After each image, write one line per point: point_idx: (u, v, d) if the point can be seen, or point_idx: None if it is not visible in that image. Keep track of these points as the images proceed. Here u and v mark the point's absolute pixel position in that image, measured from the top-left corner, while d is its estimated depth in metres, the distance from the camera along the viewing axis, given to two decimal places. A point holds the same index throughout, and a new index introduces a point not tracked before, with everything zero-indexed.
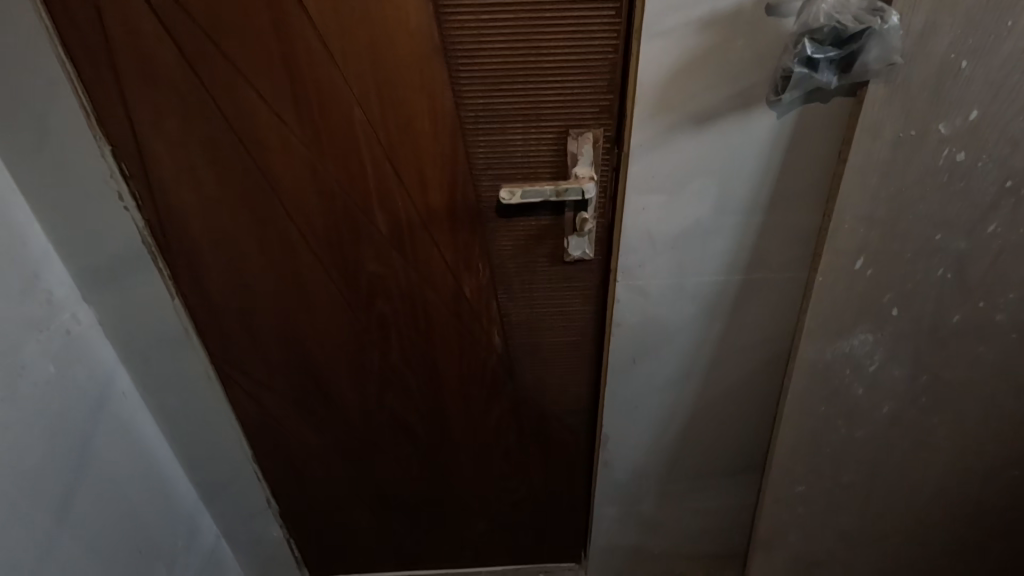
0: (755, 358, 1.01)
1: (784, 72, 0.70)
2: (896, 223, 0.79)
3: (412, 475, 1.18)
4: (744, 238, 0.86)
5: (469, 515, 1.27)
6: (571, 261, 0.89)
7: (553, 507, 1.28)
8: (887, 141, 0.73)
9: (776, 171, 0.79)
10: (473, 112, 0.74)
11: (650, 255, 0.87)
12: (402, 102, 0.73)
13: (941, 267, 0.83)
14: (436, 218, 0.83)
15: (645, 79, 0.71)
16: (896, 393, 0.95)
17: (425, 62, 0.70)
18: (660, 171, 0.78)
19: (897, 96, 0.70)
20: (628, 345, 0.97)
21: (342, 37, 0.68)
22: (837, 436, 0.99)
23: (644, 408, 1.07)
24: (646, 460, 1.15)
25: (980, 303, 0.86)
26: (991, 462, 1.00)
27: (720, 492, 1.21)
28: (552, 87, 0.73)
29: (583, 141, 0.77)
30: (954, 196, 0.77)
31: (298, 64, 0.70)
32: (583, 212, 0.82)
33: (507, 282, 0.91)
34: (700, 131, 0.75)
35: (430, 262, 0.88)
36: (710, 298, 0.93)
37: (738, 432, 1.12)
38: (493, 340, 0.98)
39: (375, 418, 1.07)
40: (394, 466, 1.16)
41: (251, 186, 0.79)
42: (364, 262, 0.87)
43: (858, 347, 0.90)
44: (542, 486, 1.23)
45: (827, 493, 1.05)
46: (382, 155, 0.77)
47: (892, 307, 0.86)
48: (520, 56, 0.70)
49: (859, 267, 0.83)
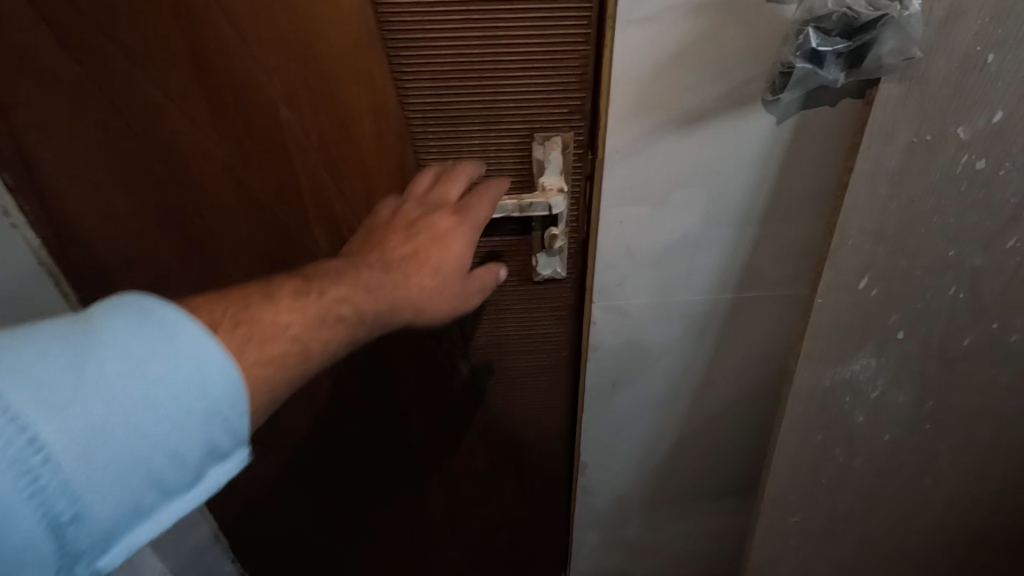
0: (746, 379, 0.93)
1: (783, 67, 0.60)
2: (906, 238, 0.70)
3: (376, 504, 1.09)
4: (737, 253, 0.76)
5: (440, 543, 1.19)
6: (541, 280, 0.79)
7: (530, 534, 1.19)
8: (899, 147, 0.64)
9: (772, 179, 0.70)
10: (421, 114, 0.63)
11: (629, 272, 0.77)
12: (336, 103, 0.62)
13: (952, 285, 0.74)
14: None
15: (621, 76, 0.61)
16: (900, 420, 0.86)
17: (359, 53, 0.59)
18: (640, 180, 0.69)
19: (913, 95, 0.60)
20: (607, 368, 0.89)
21: (257, 24, 0.57)
22: (834, 464, 0.91)
23: (625, 432, 0.99)
24: (628, 484, 1.07)
25: (994, 322, 0.78)
26: (998, 488, 0.92)
27: (708, 515, 1.14)
28: (513, 84, 0.62)
29: (551, 146, 0.66)
30: (971, 208, 0.68)
31: (208, 55, 0.59)
32: (552, 228, 0.71)
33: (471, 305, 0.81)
34: (686, 135, 0.65)
35: None
36: (697, 319, 0.84)
37: (728, 454, 1.04)
38: (457, 364, 0.89)
39: (333, 442, 0.99)
40: (355, 494, 1.08)
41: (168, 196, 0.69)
42: None
43: (860, 373, 0.82)
44: (519, 514, 1.15)
45: (823, 522, 0.97)
46: (318, 163, 0.67)
47: (898, 329, 0.78)
48: (473, 48, 0.59)
49: (863, 286, 0.74)
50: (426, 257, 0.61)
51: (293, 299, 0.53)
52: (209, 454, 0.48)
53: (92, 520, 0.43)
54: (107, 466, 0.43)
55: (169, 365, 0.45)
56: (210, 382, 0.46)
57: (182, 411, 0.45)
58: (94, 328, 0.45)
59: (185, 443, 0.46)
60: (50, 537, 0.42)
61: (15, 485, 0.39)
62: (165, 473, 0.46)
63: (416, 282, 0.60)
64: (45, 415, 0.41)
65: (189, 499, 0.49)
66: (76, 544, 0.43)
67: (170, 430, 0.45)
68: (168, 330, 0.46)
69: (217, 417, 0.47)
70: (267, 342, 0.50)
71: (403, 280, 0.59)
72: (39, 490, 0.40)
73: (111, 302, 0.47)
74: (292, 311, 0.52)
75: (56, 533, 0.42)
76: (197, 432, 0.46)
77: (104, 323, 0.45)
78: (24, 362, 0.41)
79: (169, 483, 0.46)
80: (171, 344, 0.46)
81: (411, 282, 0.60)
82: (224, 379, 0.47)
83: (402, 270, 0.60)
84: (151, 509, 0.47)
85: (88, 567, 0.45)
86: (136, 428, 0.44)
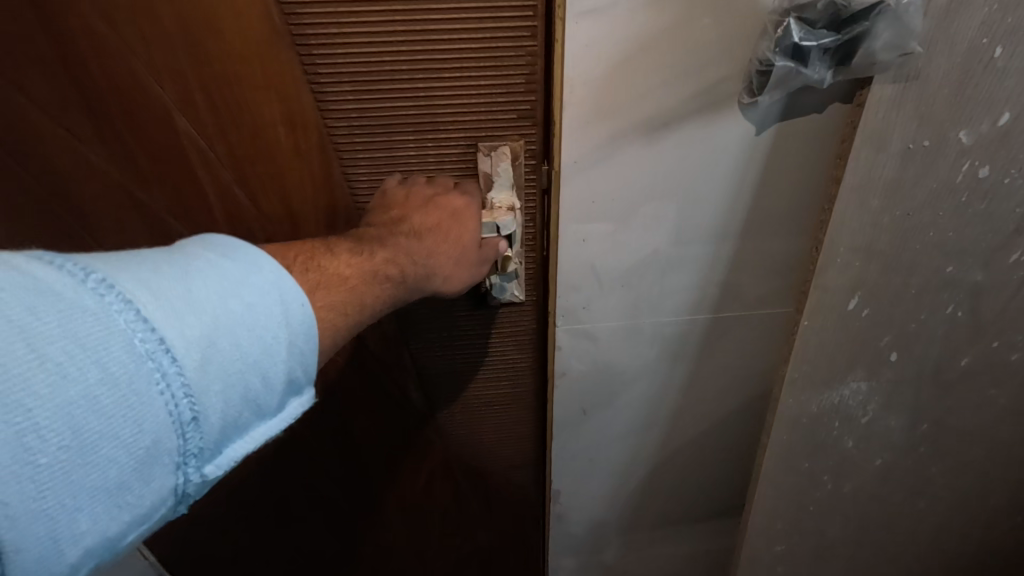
0: (727, 401, 0.86)
1: (763, 65, 0.52)
2: (900, 253, 0.62)
3: (329, 541, 1.02)
4: (712, 273, 0.69)
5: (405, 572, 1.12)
6: (497, 304, 0.70)
7: (498, 559, 1.13)
8: (894, 154, 0.56)
9: (750, 193, 0.62)
10: (347, 122, 0.56)
11: (595, 293, 0.69)
12: (243, 112, 0.54)
13: (950, 304, 0.67)
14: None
15: (575, 76, 0.52)
16: (892, 444, 0.80)
17: (264, 54, 0.51)
18: (601, 193, 0.60)
19: (909, 97, 0.53)
20: (576, 396, 0.82)
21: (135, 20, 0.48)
22: (822, 491, 0.84)
23: (599, 458, 0.91)
24: (603, 510, 1.00)
25: (994, 341, 0.71)
26: (992, 511, 0.87)
27: (689, 539, 1.07)
28: (448, 89, 0.54)
29: (499, 157, 0.59)
30: (972, 220, 0.61)
31: (79, 57, 0.50)
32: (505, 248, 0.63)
33: (422, 334, 0.74)
34: (651, 142, 0.57)
35: None
36: (671, 341, 0.76)
37: (708, 477, 0.97)
38: (410, 394, 0.83)
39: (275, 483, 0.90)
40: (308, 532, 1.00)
41: (62, 215, 0.63)
42: None
43: (850, 398, 0.75)
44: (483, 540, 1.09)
45: (810, 550, 0.90)
46: (230, 181, 0.60)
47: (890, 351, 0.71)
48: (400, 45, 0.51)
49: (853, 308, 0.66)
50: (448, 231, 0.56)
51: (350, 256, 0.49)
52: (294, 379, 0.42)
53: (210, 422, 0.37)
54: (222, 370, 0.37)
55: (263, 284, 0.40)
56: (295, 310, 0.41)
57: (277, 326, 0.40)
58: (189, 255, 0.40)
59: (277, 362, 0.40)
60: (170, 437, 0.35)
61: (143, 377, 0.33)
62: (259, 392, 0.40)
63: (443, 253, 0.55)
64: (163, 315, 0.35)
65: (275, 423, 0.42)
66: (190, 447, 0.36)
67: (265, 345, 0.39)
68: (255, 259, 0.42)
69: (303, 341, 0.42)
70: (330, 290, 0.45)
71: (429, 250, 0.54)
72: (168, 384, 0.34)
73: (195, 237, 0.43)
74: (349, 265, 0.48)
75: (179, 430, 0.35)
76: (286, 353, 0.41)
77: (197, 249, 0.41)
78: (140, 267, 0.37)
79: (264, 399, 0.40)
80: (263, 266, 0.41)
81: (438, 252, 0.55)
82: (305, 310, 0.42)
83: (430, 239, 0.54)
84: (249, 423, 0.40)
85: (196, 475, 0.37)
86: (238, 342, 0.38)
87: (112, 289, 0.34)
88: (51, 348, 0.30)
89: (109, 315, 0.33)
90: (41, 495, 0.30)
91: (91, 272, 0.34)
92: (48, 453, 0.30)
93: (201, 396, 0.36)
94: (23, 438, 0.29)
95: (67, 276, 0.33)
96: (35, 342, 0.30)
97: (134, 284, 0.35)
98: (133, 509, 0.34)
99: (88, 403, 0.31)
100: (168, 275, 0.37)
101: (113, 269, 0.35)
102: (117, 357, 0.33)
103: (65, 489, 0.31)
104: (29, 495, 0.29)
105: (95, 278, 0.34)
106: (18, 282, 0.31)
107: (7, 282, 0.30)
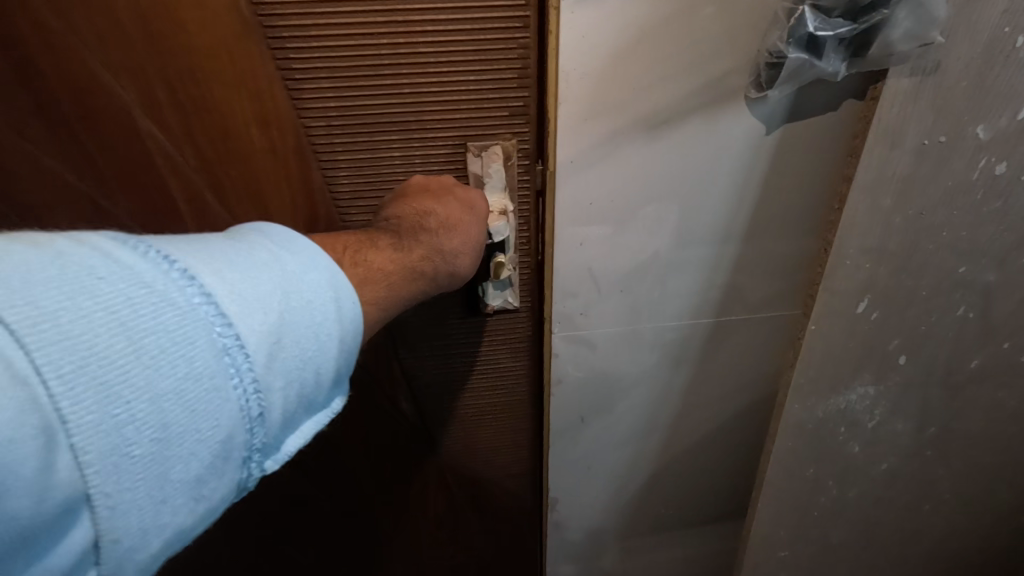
0: (729, 405, 0.83)
1: (773, 56, 0.48)
2: (912, 254, 0.60)
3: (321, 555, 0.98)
4: (714, 276, 0.66)
5: None
6: (491, 312, 0.67)
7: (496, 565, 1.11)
8: (908, 151, 0.53)
9: (756, 192, 0.59)
10: (326, 120, 0.53)
11: (593, 298, 0.66)
12: (211, 111, 0.51)
13: (962, 305, 0.64)
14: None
15: (571, 70, 0.49)
16: (898, 449, 0.77)
17: (233, 48, 0.47)
18: (598, 194, 0.57)
19: (924, 91, 0.50)
20: (573, 403, 0.79)
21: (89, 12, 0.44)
22: (827, 497, 0.82)
23: (598, 465, 0.89)
24: (602, 517, 0.97)
25: (1004, 343, 0.68)
26: (997, 512, 0.85)
27: (689, 543, 1.05)
28: (433, 86, 0.51)
29: (491, 157, 0.55)
30: (987, 219, 0.58)
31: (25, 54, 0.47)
32: (498, 254, 0.59)
33: (413, 343, 0.71)
34: (652, 140, 0.54)
35: None
36: (672, 346, 0.73)
37: (709, 482, 0.94)
38: (400, 404, 0.80)
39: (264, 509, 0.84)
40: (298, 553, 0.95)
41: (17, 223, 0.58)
42: None
43: (857, 403, 0.72)
44: (479, 546, 1.07)
45: (814, 556, 0.88)
46: (200, 186, 0.56)
47: (899, 355, 0.68)
48: (381, 37, 0.48)
49: (862, 311, 0.64)
50: (468, 230, 0.50)
51: (393, 250, 0.45)
52: (340, 372, 0.38)
53: (275, 416, 0.33)
54: (288, 365, 0.33)
55: (319, 283, 0.36)
56: (347, 305, 0.38)
57: (331, 323, 0.36)
58: (248, 242, 0.36)
59: (331, 356, 0.36)
60: (242, 432, 0.32)
61: (220, 371, 0.30)
62: (313, 389, 0.36)
63: (462, 255, 0.50)
64: (239, 306, 0.31)
65: (322, 417, 0.38)
66: (256, 442, 0.33)
67: (319, 343, 0.36)
68: (313, 254, 0.37)
69: (351, 337, 0.38)
70: (373, 286, 0.42)
71: (452, 251, 0.49)
72: (243, 378, 0.31)
73: (251, 226, 0.38)
74: (392, 259, 0.45)
75: (250, 425, 0.32)
76: (337, 350, 0.37)
77: (258, 237, 0.36)
78: (212, 251, 0.33)
79: (317, 394, 0.37)
80: (321, 265, 0.37)
81: (459, 254, 0.49)
82: (355, 308, 0.38)
83: (452, 239, 0.49)
84: (301, 418, 0.36)
85: (258, 470, 0.35)
86: (299, 337, 0.34)
87: (193, 279, 0.31)
88: (144, 338, 0.28)
89: (191, 308, 0.30)
90: (134, 488, 0.28)
91: (169, 258, 0.31)
92: (141, 445, 0.28)
93: (269, 389, 0.32)
94: (119, 428, 0.27)
95: (148, 262, 0.30)
96: (129, 333, 0.28)
97: (211, 275, 0.31)
98: (205, 503, 0.32)
99: (175, 396, 0.29)
100: (239, 263, 0.33)
101: (187, 253, 0.32)
102: (201, 350, 0.30)
103: (154, 481, 0.28)
104: (125, 487, 0.27)
105: (177, 265, 0.31)
106: (107, 269, 0.28)
107: (99, 267, 0.28)
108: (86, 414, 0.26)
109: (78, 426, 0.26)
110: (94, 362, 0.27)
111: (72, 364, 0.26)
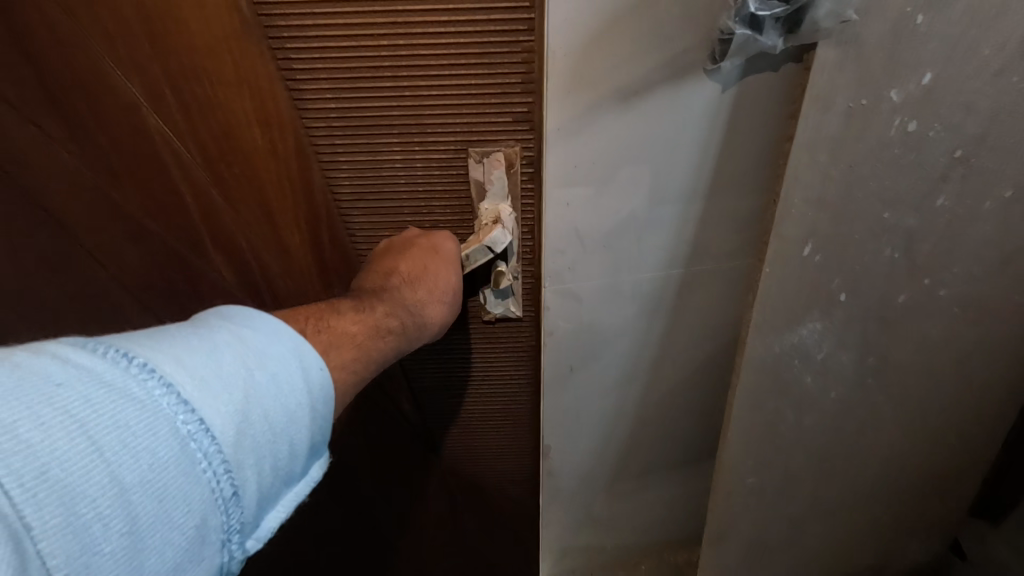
0: (700, 354, 0.94)
1: (724, 34, 0.58)
2: (847, 207, 0.70)
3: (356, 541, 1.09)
4: (681, 231, 0.75)
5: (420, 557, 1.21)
6: (493, 318, 0.81)
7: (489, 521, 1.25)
8: (837, 113, 0.63)
9: (710, 158, 0.69)
10: (325, 121, 0.62)
11: (579, 255, 0.75)
12: (214, 114, 0.58)
13: (885, 248, 0.74)
14: (294, 244, 0.73)
15: (552, 49, 0.57)
16: (844, 378, 0.88)
17: (233, 47, 0.54)
18: (579, 160, 0.66)
19: (849, 61, 0.60)
20: (564, 355, 0.88)
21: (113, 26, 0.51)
22: (786, 424, 0.93)
23: (586, 415, 0.99)
24: (592, 462, 1.07)
25: (925, 279, 0.77)
26: (935, 431, 0.96)
27: (678, 484, 1.16)
28: (425, 80, 0.58)
29: (493, 164, 0.66)
30: (903, 169, 0.66)
31: (54, 70, 0.54)
32: (501, 263, 0.72)
33: (421, 355, 0.87)
34: (624, 111, 0.62)
35: (293, 270, 0.77)
36: (651, 293, 0.82)
37: (688, 425, 1.05)
38: (402, 403, 0.97)
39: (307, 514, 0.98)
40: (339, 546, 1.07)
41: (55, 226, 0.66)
42: (211, 274, 0.76)
43: (807, 337, 0.83)
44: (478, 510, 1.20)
45: (778, 482, 1.01)
46: (206, 181, 0.64)
47: (841, 291, 0.78)
48: (373, 32, 0.55)
49: (806, 253, 0.75)
50: (436, 275, 0.66)
51: (355, 316, 0.56)
52: (315, 443, 0.46)
53: (249, 496, 0.39)
54: (256, 443, 0.40)
55: (288, 350, 0.44)
56: (314, 372, 0.46)
57: (299, 394, 0.44)
58: (210, 328, 0.43)
59: (300, 429, 0.44)
60: (217, 513, 0.38)
61: (186, 457, 0.36)
62: (288, 464, 0.43)
63: (432, 300, 0.65)
64: (201, 395, 0.37)
65: (302, 488, 0.46)
66: (233, 523, 0.39)
67: (290, 412, 0.43)
68: (273, 327, 0.45)
69: (321, 405, 0.46)
70: (341, 350, 0.51)
71: (422, 300, 0.64)
72: (211, 462, 0.37)
73: (212, 313, 0.45)
74: (355, 323, 0.55)
75: (224, 506, 0.38)
76: (309, 420, 0.45)
77: (218, 321, 0.44)
78: (171, 346, 0.39)
79: (292, 467, 0.44)
80: (284, 336, 0.45)
81: (428, 303, 0.65)
82: (323, 374, 0.46)
83: (420, 287, 0.64)
84: (279, 494, 0.43)
85: (240, 551, 0.40)
86: (266, 412, 0.41)
87: (152, 371, 0.36)
88: (105, 439, 0.33)
89: (151, 401, 0.35)
90: None
91: (131, 356, 0.36)
92: (111, 540, 0.32)
93: (238, 471, 0.38)
94: (88, 527, 0.31)
95: (105, 362, 0.35)
96: (92, 434, 0.33)
97: (170, 365, 0.37)
98: None
99: (142, 488, 0.34)
100: (202, 352, 0.40)
101: (147, 350, 0.37)
102: (164, 439, 0.35)
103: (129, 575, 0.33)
104: None
105: (136, 361, 0.36)
106: (70, 374, 0.33)
107: (63, 375, 0.33)
108: (53, 519, 0.30)
109: (42, 531, 0.29)
110: (59, 467, 0.31)
111: (35, 473, 0.30)
